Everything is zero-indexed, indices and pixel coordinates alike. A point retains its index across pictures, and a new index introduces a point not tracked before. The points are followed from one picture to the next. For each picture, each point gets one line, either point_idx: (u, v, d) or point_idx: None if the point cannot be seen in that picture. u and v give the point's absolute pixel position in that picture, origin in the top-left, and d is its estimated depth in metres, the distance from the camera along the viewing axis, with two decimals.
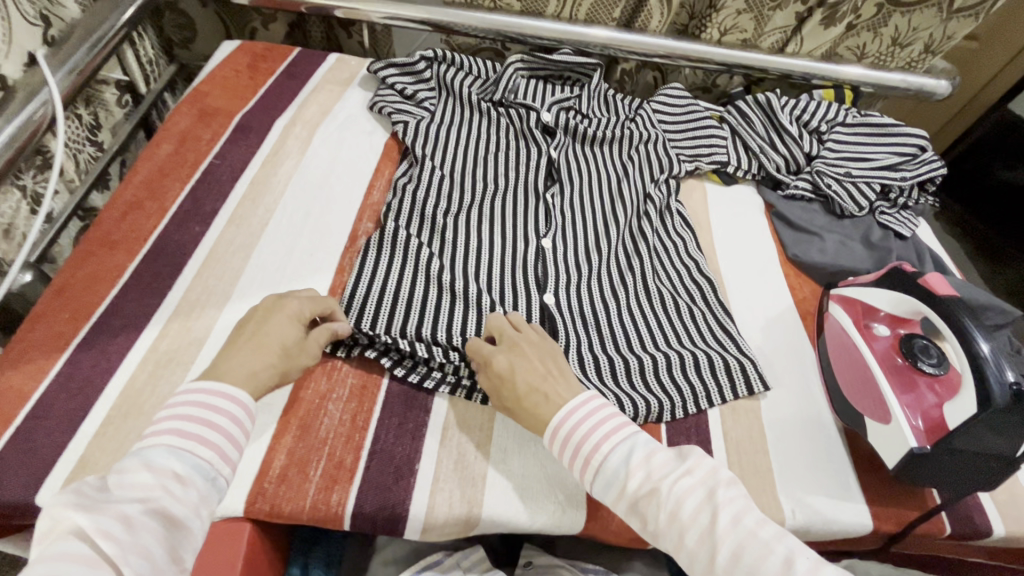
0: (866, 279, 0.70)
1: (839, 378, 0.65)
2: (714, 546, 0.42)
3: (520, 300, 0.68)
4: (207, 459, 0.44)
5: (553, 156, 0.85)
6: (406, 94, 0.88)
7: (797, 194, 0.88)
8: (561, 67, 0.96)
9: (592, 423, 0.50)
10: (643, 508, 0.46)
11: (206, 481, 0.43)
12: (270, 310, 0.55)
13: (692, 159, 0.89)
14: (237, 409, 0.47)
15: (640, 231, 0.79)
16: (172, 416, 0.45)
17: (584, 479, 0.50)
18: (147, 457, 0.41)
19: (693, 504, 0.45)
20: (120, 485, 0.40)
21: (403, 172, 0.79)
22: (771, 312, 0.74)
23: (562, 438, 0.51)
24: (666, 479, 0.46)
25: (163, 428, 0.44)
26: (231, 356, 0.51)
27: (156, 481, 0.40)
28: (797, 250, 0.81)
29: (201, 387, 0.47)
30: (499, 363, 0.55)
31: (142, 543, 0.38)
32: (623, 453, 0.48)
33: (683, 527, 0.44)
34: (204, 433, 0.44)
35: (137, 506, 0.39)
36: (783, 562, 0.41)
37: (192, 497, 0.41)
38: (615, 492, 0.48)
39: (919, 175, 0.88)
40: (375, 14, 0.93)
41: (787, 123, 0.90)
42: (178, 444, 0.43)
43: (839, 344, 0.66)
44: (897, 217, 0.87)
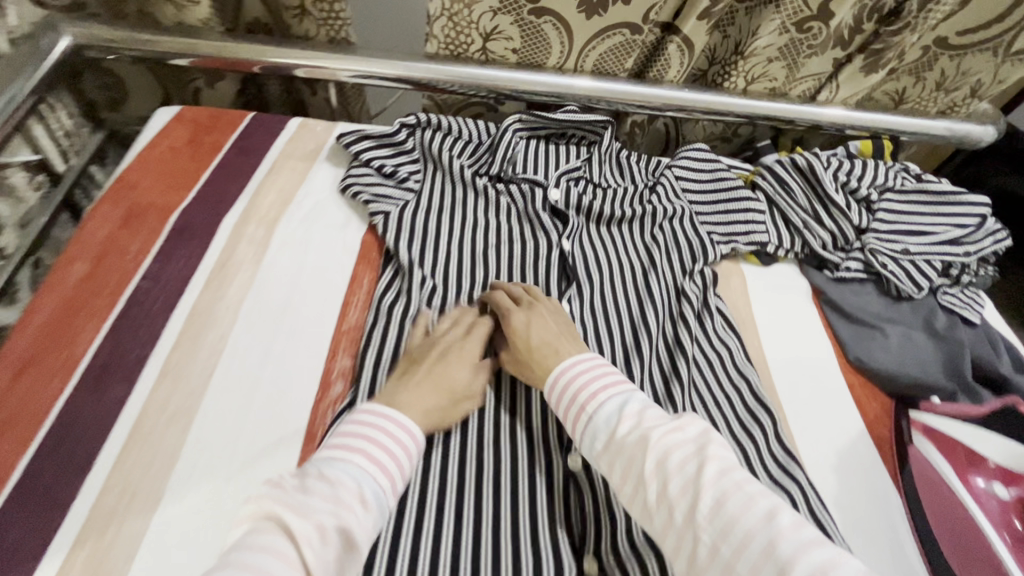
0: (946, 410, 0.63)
1: (943, 537, 0.55)
2: (698, 491, 0.44)
3: (538, 459, 0.55)
4: (383, 487, 0.45)
5: (565, 247, 0.70)
6: (384, 171, 0.73)
7: (849, 275, 0.76)
8: (565, 125, 0.82)
9: (592, 375, 0.55)
10: (629, 456, 0.48)
11: (379, 509, 0.44)
12: (463, 349, 0.58)
13: (727, 240, 0.76)
14: (411, 441, 0.48)
15: (676, 339, 0.65)
16: (360, 435, 0.47)
17: (575, 430, 0.53)
18: (339, 471, 0.43)
19: (681, 456, 0.46)
20: (315, 492, 0.42)
21: (388, 285, 0.64)
22: (842, 442, 0.61)
23: (559, 388, 0.55)
24: (658, 429, 0.48)
25: (350, 443, 0.46)
26: (410, 388, 0.52)
27: (346, 495, 0.42)
28: (858, 351, 0.69)
29: (386, 412, 0.49)
30: (517, 320, 0.60)
31: (327, 557, 0.39)
32: (618, 404, 0.52)
33: (669, 474, 0.45)
34: (382, 461, 0.46)
35: (328, 519, 0.40)
36: (767, 510, 0.42)
37: (368, 523, 0.42)
38: (603, 439, 0.50)
39: (983, 248, 0.76)
40: (345, 72, 0.78)
41: (833, 192, 0.77)
42: (363, 466, 0.45)
43: (934, 488, 0.58)
44: (960, 297, 0.76)
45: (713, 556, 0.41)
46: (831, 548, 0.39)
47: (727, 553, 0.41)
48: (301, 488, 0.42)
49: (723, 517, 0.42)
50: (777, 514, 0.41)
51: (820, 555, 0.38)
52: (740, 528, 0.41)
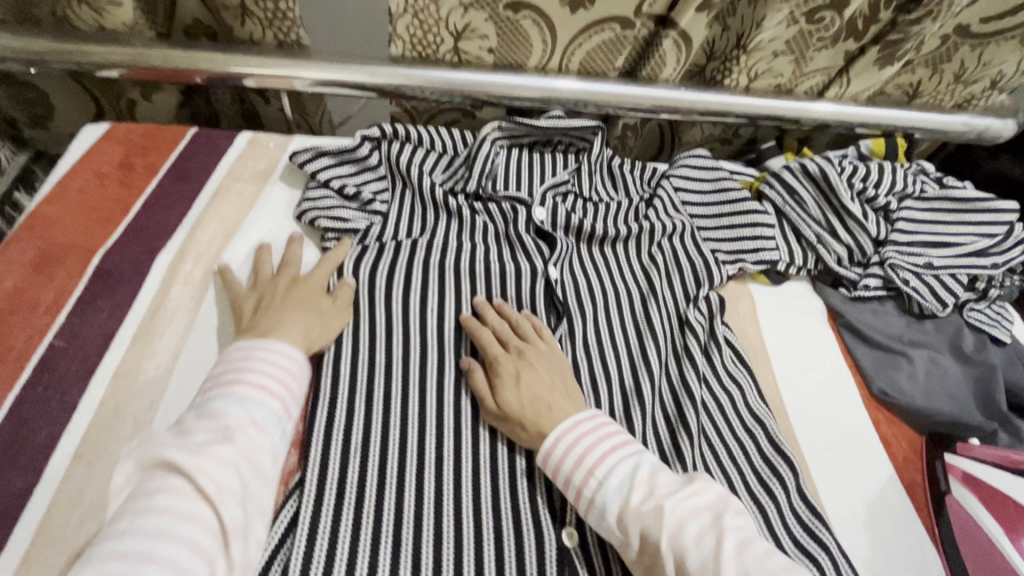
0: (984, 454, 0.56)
1: None
2: (719, 571, 0.39)
3: (527, 540, 0.46)
4: (275, 408, 0.44)
5: (552, 275, 0.62)
6: (347, 193, 0.64)
7: (868, 293, 0.69)
8: (550, 132, 0.74)
9: (597, 436, 0.47)
10: (643, 529, 0.42)
11: (277, 428, 0.44)
12: (296, 281, 0.56)
13: (734, 258, 0.69)
14: (293, 362, 0.48)
15: (682, 379, 0.58)
16: (239, 363, 0.46)
17: (580, 498, 0.46)
18: (222, 402, 0.43)
19: (697, 527, 0.42)
20: (199, 427, 0.41)
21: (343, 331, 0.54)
22: (870, 493, 0.54)
23: (560, 454, 0.47)
24: (671, 497, 0.43)
25: (222, 381, 0.45)
26: (269, 317, 0.51)
27: (232, 423, 0.41)
28: (883, 383, 0.62)
29: (253, 344, 0.48)
30: (505, 368, 0.53)
31: (234, 484, 0.39)
32: (627, 470, 0.45)
33: (686, 550, 0.41)
34: (266, 383, 0.45)
35: (219, 445, 0.40)
36: None
37: (267, 443, 0.42)
38: (614, 510, 0.44)
39: (1012, 259, 0.70)
40: (300, 81, 0.69)
41: (850, 202, 0.69)
42: (248, 392, 0.44)
43: (979, 549, 0.51)
44: (989, 313, 0.69)
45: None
46: None
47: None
48: (180, 430, 0.41)
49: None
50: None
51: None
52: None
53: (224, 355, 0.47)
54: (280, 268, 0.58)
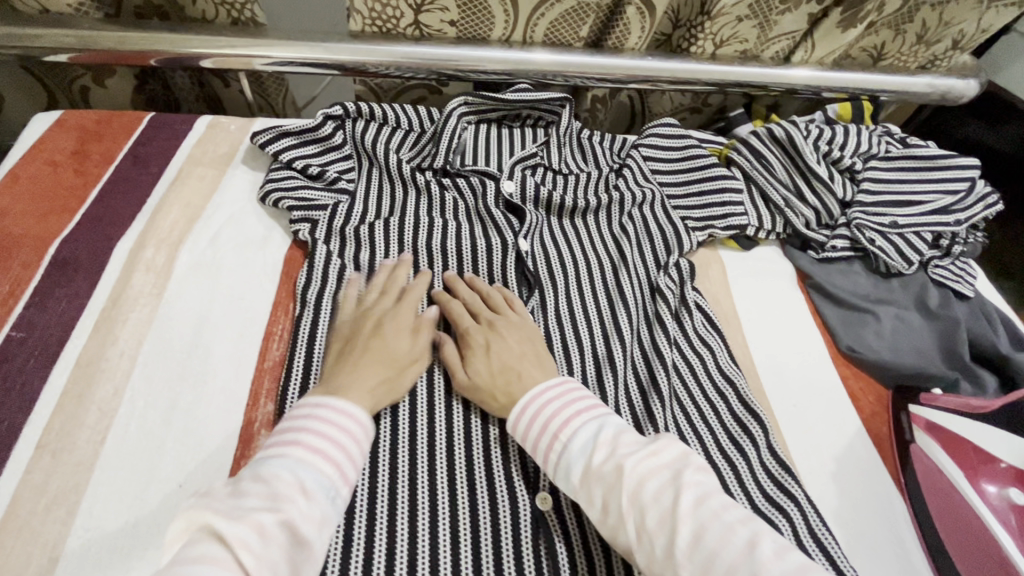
0: (949, 400, 0.56)
1: (953, 551, 0.49)
2: (675, 526, 0.38)
3: (501, 506, 0.46)
4: (330, 476, 0.40)
5: (522, 247, 0.61)
6: (311, 173, 0.63)
7: (835, 254, 0.70)
8: (517, 106, 0.73)
9: (564, 400, 0.47)
10: (604, 488, 0.42)
11: (330, 500, 0.39)
12: (383, 319, 0.52)
13: (704, 225, 0.69)
14: (360, 429, 0.43)
15: (653, 345, 0.58)
16: (300, 426, 0.42)
17: (548, 461, 0.46)
18: (275, 466, 0.38)
19: (657, 484, 0.41)
20: (250, 492, 0.37)
21: (310, 311, 0.54)
22: (839, 445, 0.56)
23: (527, 419, 0.47)
24: (631, 456, 0.42)
25: (285, 439, 0.41)
26: (357, 367, 0.48)
27: (283, 490, 0.37)
28: (850, 339, 0.63)
29: (319, 401, 0.44)
30: (475, 337, 0.53)
31: (274, 556, 0.34)
32: (591, 431, 0.45)
33: (644, 506, 0.40)
34: (326, 450, 0.41)
35: (267, 516, 0.35)
36: (746, 543, 0.36)
37: (316, 514, 0.37)
38: (577, 471, 0.44)
39: (974, 215, 0.71)
40: (259, 60, 0.67)
41: (815, 165, 0.70)
42: (306, 457, 0.40)
43: (940, 493, 0.52)
44: (952, 269, 0.71)
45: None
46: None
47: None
48: (233, 492, 0.37)
49: (702, 553, 0.36)
50: (758, 543, 0.36)
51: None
52: (721, 565, 0.36)
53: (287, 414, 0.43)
54: (371, 292, 0.55)
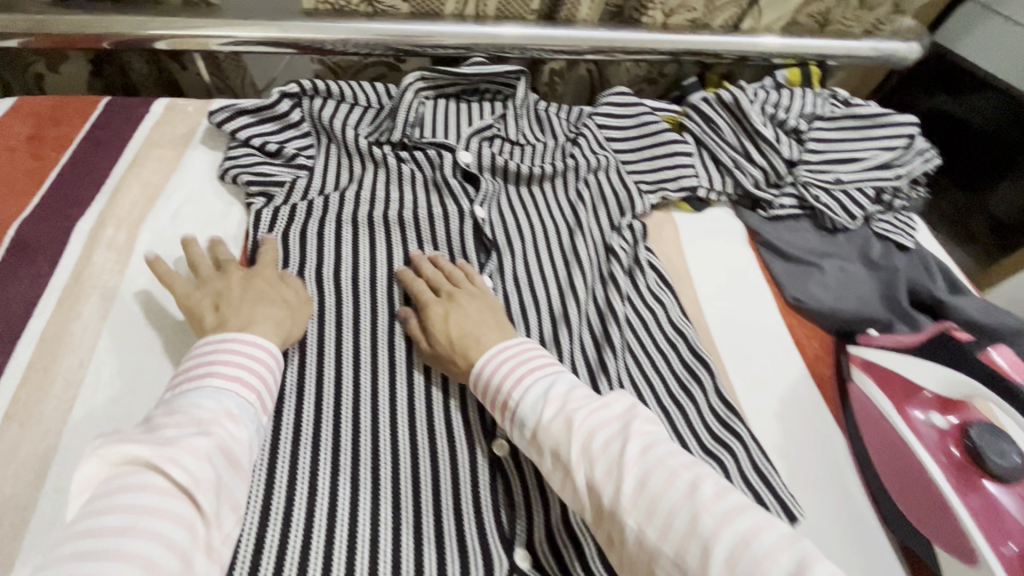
0: (883, 341, 0.57)
1: (885, 479, 0.52)
2: (622, 475, 0.39)
3: (461, 455, 0.49)
4: (250, 401, 0.41)
5: (479, 214, 0.63)
6: (268, 150, 0.64)
7: (783, 213, 0.73)
8: (474, 80, 0.74)
9: (516, 359, 0.48)
10: (555, 441, 0.42)
11: (253, 422, 0.41)
12: (248, 273, 0.52)
13: (655, 189, 0.71)
14: (270, 355, 0.45)
15: (607, 302, 0.61)
16: (202, 364, 0.42)
17: (502, 414, 0.46)
18: (194, 398, 0.39)
19: (605, 436, 0.41)
20: (170, 425, 0.37)
21: None
22: (783, 388, 0.59)
23: (485, 376, 0.48)
24: (579, 410, 0.42)
25: (194, 377, 0.41)
26: (244, 306, 0.48)
27: (206, 417, 0.38)
28: (796, 291, 0.66)
29: (214, 339, 0.44)
30: (433, 312, 0.54)
31: (212, 476, 0.35)
32: (543, 387, 0.45)
33: (593, 458, 0.40)
34: (240, 376, 0.42)
35: (198, 439, 0.36)
36: (687, 488, 0.38)
37: (245, 435, 0.39)
38: (529, 426, 0.44)
39: (913, 170, 0.74)
40: (213, 40, 0.68)
41: (761, 126, 0.72)
42: (222, 386, 0.40)
43: (873, 426, 0.54)
44: (894, 223, 0.74)
45: (643, 543, 0.37)
46: (749, 509, 0.37)
47: (656, 536, 0.37)
48: (149, 427, 0.37)
49: (647, 500, 0.38)
50: (699, 486, 0.38)
51: (743, 522, 0.36)
52: (665, 509, 0.37)
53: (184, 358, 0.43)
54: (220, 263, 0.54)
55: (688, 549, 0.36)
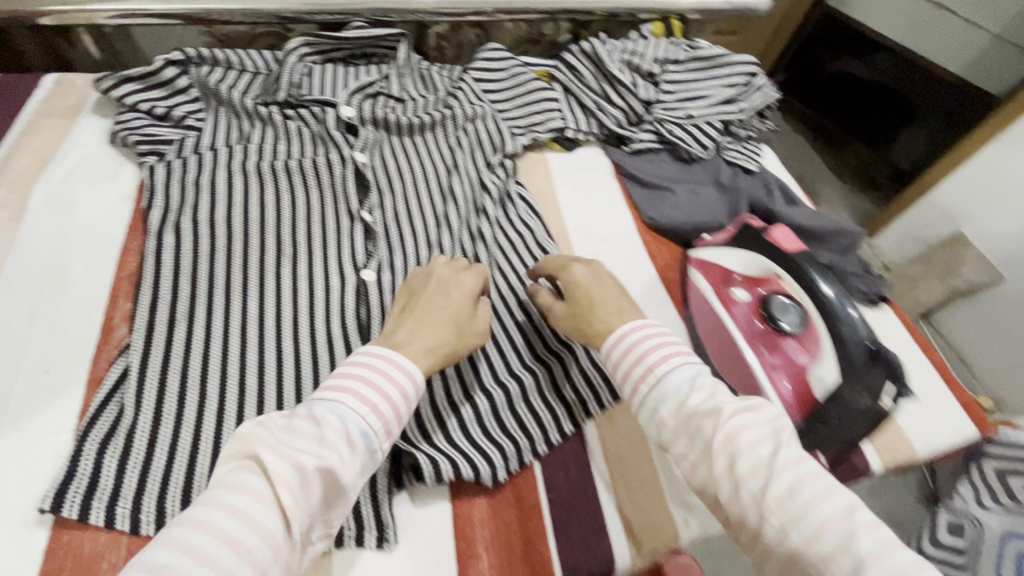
0: (715, 240, 0.66)
1: (710, 351, 0.61)
2: (771, 475, 0.41)
3: (339, 357, 0.55)
4: (374, 428, 0.42)
5: (359, 160, 0.70)
6: (157, 113, 0.69)
7: (644, 147, 0.82)
8: (359, 44, 0.81)
9: (660, 340, 0.50)
10: (697, 429, 0.45)
11: (369, 452, 0.42)
12: (445, 281, 0.54)
13: (526, 130, 0.79)
14: (409, 383, 0.45)
15: (479, 229, 0.68)
16: (353, 372, 0.44)
17: (632, 392, 0.50)
18: (325, 410, 0.41)
19: (754, 435, 0.43)
20: (297, 433, 0.40)
21: (159, 229, 0.60)
22: (635, 290, 0.68)
23: (623, 349, 0.50)
24: (731, 406, 0.45)
25: (345, 387, 0.43)
26: (415, 326, 0.50)
27: (329, 437, 0.40)
28: (651, 211, 0.76)
29: (382, 359, 0.45)
30: (574, 272, 0.56)
31: (304, 498, 0.38)
32: (687, 373, 0.48)
33: (739, 453, 0.42)
34: (376, 402, 0.43)
35: (310, 460, 0.39)
36: (839, 506, 0.39)
37: (356, 464, 0.41)
38: (668, 408, 0.47)
39: (754, 103, 0.85)
40: (101, 13, 0.73)
41: (617, 72, 0.81)
42: (354, 407, 0.42)
43: (703, 311, 0.63)
44: (741, 151, 0.85)
45: (781, 542, 0.40)
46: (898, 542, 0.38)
47: (798, 541, 0.39)
48: (285, 426, 0.41)
49: (794, 505, 0.40)
50: (856, 509, 0.39)
51: (895, 550, 0.37)
52: (814, 519, 0.39)
53: (346, 360, 0.45)
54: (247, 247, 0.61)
55: (834, 560, 0.38)
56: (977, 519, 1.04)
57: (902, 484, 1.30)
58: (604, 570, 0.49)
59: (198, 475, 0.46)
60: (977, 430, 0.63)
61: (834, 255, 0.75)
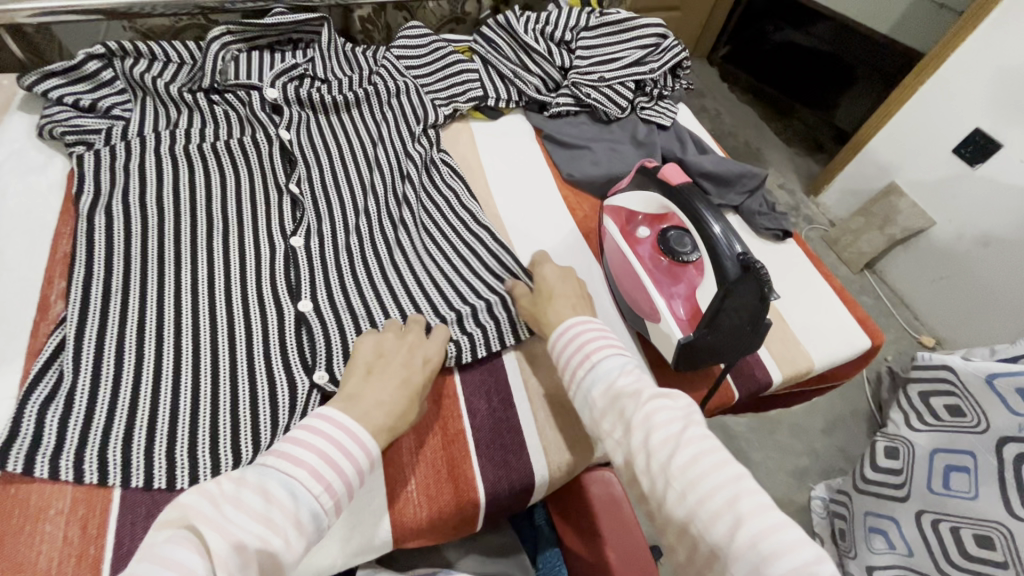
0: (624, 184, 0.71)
1: (621, 285, 0.66)
2: (677, 447, 0.42)
3: (271, 315, 0.59)
4: (324, 507, 0.42)
5: (285, 138, 0.73)
6: (82, 106, 0.71)
7: (562, 110, 0.87)
8: (283, 30, 0.83)
9: (599, 339, 0.52)
10: (621, 407, 0.46)
11: (315, 530, 0.41)
12: (413, 347, 0.54)
13: (448, 102, 0.83)
14: (366, 458, 0.45)
15: (404, 195, 0.73)
16: (311, 445, 0.43)
17: (575, 377, 0.51)
18: (278, 487, 0.40)
19: (668, 413, 0.44)
20: (243, 509, 0.38)
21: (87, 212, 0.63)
22: (556, 240, 0.74)
23: (567, 339, 0.53)
24: (653, 388, 0.46)
25: (304, 461, 0.42)
26: (376, 386, 0.49)
27: (278, 517, 0.38)
28: (569, 168, 0.81)
29: (345, 432, 0.45)
30: (548, 274, 0.61)
31: None
32: (619, 361, 0.50)
33: (651, 427, 0.43)
34: (328, 477, 0.42)
35: (253, 541, 0.37)
36: (733, 477, 0.40)
37: (300, 546, 0.39)
38: (599, 387, 0.48)
39: (664, 63, 0.90)
40: (20, 13, 0.73)
41: (532, 42, 0.86)
42: (306, 482, 0.41)
43: (613, 251, 0.68)
44: (656, 109, 0.89)
45: (679, 506, 0.40)
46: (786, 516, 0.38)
47: (693, 505, 0.40)
48: (230, 499, 0.38)
49: (693, 474, 0.40)
50: (744, 479, 0.40)
51: (777, 518, 0.38)
52: (708, 485, 0.40)
53: (302, 426, 0.44)
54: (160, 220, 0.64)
55: (720, 521, 0.38)
56: (909, 441, 1.06)
57: (852, 423, 1.38)
58: (525, 483, 0.54)
59: (138, 428, 0.50)
60: (867, 340, 0.70)
61: (743, 196, 0.81)
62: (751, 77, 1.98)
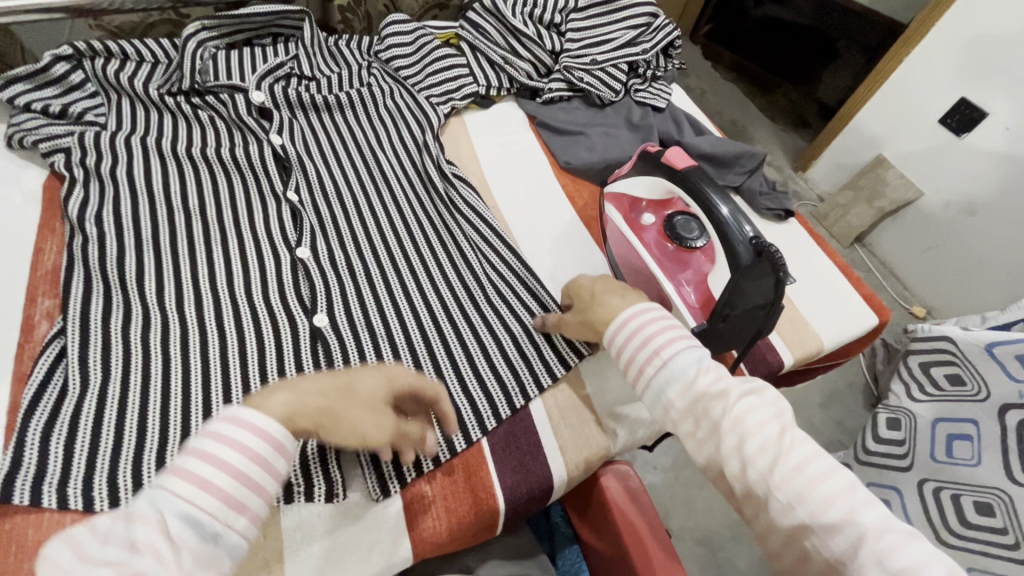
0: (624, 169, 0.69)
1: (632, 274, 0.65)
2: (779, 454, 0.41)
3: (282, 329, 0.57)
4: (212, 511, 0.35)
5: (276, 142, 0.70)
6: (52, 112, 0.67)
7: (555, 96, 0.84)
8: (261, 23, 0.79)
9: (653, 330, 0.50)
10: (704, 411, 0.45)
11: (207, 538, 0.35)
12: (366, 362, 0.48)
13: (445, 99, 0.80)
14: (259, 442, 0.38)
15: (405, 196, 0.71)
16: (191, 447, 0.37)
17: (642, 374, 0.50)
18: (142, 503, 0.34)
19: (761, 416, 0.43)
20: (100, 541, 0.33)
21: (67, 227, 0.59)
22: (557, 231, 0.72)
23: (624, 334, 0.51)
24: (739, 387, 0.45)
25: (179, 466, 0.36)
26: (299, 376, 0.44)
27: (139, 535, 0.32)
28: (566, 155, 0.79)
29: (229, 422, 0.38)
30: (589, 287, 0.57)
31: None
32: (693, 357, 0.48)
33: (747, 433, 0.42)
34: (212, 475, 0.36)
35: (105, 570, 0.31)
36: (842, 486, 0.40)
37: (185, 561, 0.33)
38: (676, 388, 0.47)
39: (656, 43, 0.87)
40: None
41: (521, 26, 0.84)
42: (179, 489, 0.35)
43: (618, 240, 0.67)
44: (650, 91, 0.87)
45: (787, 516, 0.40)
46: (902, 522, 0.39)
47: (804, 516, 0.39)
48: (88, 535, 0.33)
49: (799, 483, 0.40)
50: (856, 488, 0.40)
51: (896, 529, 0.38)
52: (819, 494, 0.39)
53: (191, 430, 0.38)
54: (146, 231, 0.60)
55: (839, 534, 0.38)
56: (912, 413, 1.07)
57: (850, 396, 1.40)
58: (543, 486, 0.54)
59: (146, 452, 0.48)
60: (875, 317, 0.70)
61: (743, 177, 0.79)
62: (735, 53, 1.96)
